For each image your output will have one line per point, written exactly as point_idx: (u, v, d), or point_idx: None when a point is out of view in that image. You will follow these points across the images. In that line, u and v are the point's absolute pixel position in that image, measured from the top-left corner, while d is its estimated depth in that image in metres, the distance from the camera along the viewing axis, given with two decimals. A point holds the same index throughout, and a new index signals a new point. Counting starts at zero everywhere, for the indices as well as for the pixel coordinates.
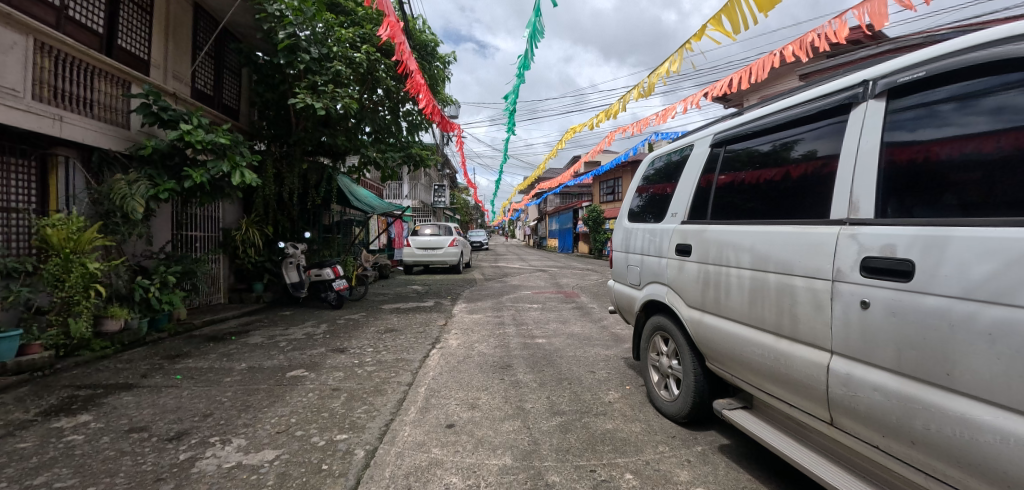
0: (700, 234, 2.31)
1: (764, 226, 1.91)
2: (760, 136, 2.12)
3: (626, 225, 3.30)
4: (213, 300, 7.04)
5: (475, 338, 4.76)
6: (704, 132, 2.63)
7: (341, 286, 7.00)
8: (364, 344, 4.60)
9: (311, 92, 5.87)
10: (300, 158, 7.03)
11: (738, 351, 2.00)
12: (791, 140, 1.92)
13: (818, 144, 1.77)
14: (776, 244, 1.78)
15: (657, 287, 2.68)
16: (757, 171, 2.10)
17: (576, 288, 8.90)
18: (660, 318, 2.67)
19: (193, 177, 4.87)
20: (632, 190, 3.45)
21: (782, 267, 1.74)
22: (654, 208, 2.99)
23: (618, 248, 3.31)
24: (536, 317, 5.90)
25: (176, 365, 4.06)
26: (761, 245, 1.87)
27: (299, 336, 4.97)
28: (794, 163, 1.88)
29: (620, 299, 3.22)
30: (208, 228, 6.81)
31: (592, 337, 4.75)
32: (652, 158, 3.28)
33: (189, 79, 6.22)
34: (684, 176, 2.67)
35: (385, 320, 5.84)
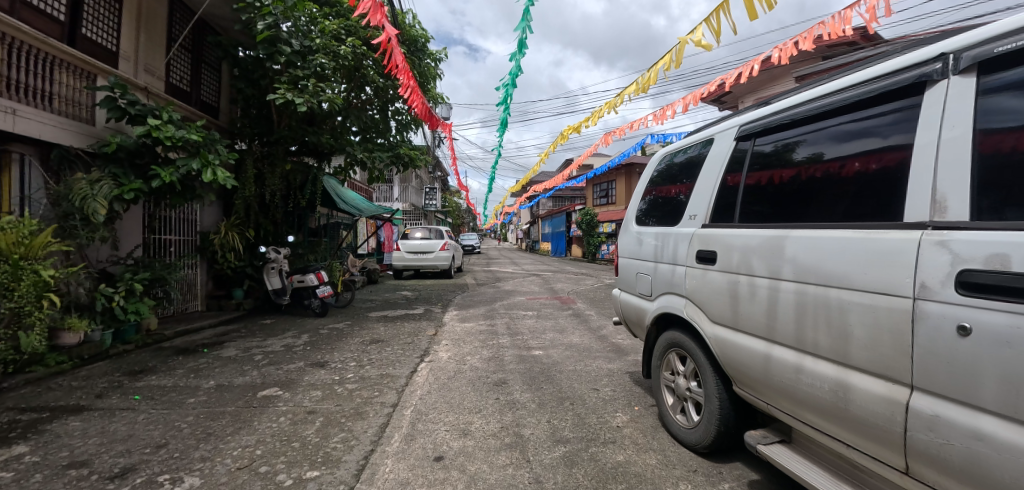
0: (728, 240, 2.03)
1: (812, 231, 1.63)
2: (797, 126, 1.85)
3: (635, 228, 3.01)
4: (189, 308, 6.63)
5: (467, 349, 4.43)
6: (725, 124, 2.36)
7: (325, 293, 6.64)
8: (346, 357, 4.25)
9: (292, 87, 5.52)
10: (283, 158, 6.68)
11: (778, 377, 1.72)
12: (838, 129, 1.65)
13: (822, 147, 1.72)
14: (831, 252, 1.50)
15: (671, 300, 2.40)
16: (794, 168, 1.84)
17: (572, 293, 8.59)
18: (676, 335, 2.39)
19: (162, 176, 4.50)
20: (640, 191, 3.16)
21: (838, 280, 1.47)
22: (666, 211, 2.70)
23: (625, 254, 3.04)
24: (531, 325, 5.58)
25: (137, 383, 3.67)
26: (806, 254, 1.61)
27: (277, 349, 4.60)
28: (799, 165, 1.81)
29: (627, 311, 2.93)
30: (183, 231, 6.41)
31: (592, 348, 4.45)
32: (663, 155, 3.00)
33: (163, 73, 5.83)
34: (701, 175, 2.40)
35: (371, 330, 5.48)
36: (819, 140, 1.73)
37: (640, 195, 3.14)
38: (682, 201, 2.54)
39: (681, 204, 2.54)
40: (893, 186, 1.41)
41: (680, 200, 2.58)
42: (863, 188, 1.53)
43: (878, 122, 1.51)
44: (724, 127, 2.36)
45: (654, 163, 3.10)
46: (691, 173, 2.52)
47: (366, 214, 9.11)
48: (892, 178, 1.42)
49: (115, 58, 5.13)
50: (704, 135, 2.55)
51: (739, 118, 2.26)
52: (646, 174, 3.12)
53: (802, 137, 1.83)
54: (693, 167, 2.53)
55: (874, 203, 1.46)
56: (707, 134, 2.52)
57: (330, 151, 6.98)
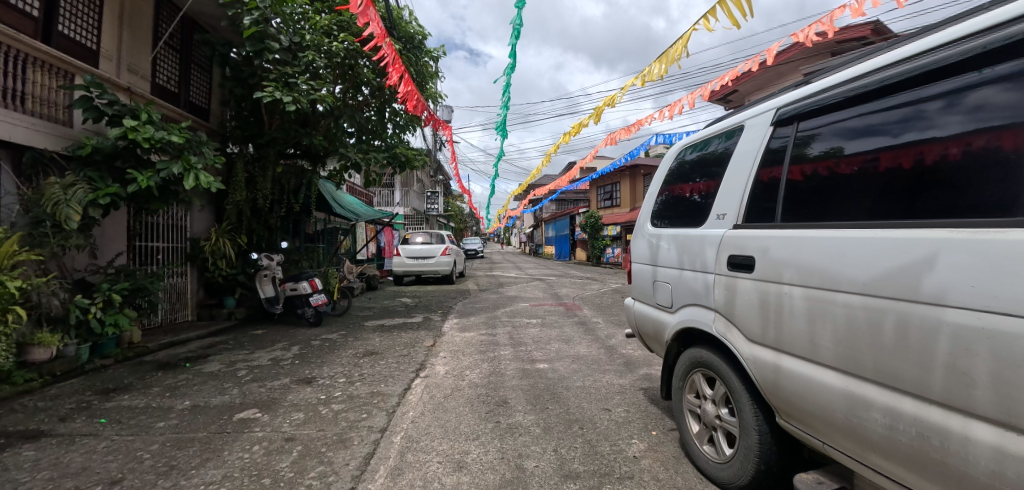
0: (767, 244, 1.70)
1: (873, 232, 1.33)
2: (847, 109, 1.56)
3: (650, 230, 2.69)
4: (178, 318, 6.35)
5: (467, 362, 4.11)
6: (758, 110, 2.03)
7: (320, 301, 6.31)
8: (335, 372, 3.94)
9: (281, 84, 5.27)
10: (274, 161, 6.44)
11: (844, 413, 1.38)
12: (900, 111, 1.36)
13: (840, 141, 1.56)
14: (910, 260, 1.18)
15: (698, 314, 2.08)
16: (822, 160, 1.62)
17: (577, 299, 8.24)
18: (705, 354, 2.06)
19: (138, 180, 4.24)
20: (655, 189, 2.82)
21: (920, 292, 1.14)
22: (687, 211, 2.38)
23: (640, 260, 2.72)
24: (535, 334, 5.25)
25: (106, 404, 3.37)
26: (875, 262, 1.28)
27: (263, 363, 4.30)
28: (817, 161, 1.64)
29: (643, 325, 2.60)
30: (171, 238, 6.15)
31: (601, 361, 4.12)
32: (682, 148, 2.67)
33: (148, 73, 5.60)
34: (728, 171, 2.08)
35: (365, 341, 5.17)
36: (858, 130, 1.49)
37: (655, 194, 2.81)
38: (709, 199, 2.20)
39: (706, 204, 2.20)
40: (974, 179, 1.14)
41: (697, 200, 2.32)
42: (895, 182, 1.36)
43: (899, 115, 1.37)
44: (757, 113, 2.02)
45: (669, 156, 2.76)
46: (718, 168, 2.18)
47: (363, 218, 8.85)
48: (958, 170, 1.19)
49: (95, 57, 4.90)
50: (730, 123, 2.21)
51: (777, 99, 1.92)
52: (661, 172, 2.79)
53: (817, 130, 1.66)
54: (721, 160, 2.19)
55: (915, 199, 1.29)
56: (734, 123, 2.20)
57: (324, 153, 6.73)
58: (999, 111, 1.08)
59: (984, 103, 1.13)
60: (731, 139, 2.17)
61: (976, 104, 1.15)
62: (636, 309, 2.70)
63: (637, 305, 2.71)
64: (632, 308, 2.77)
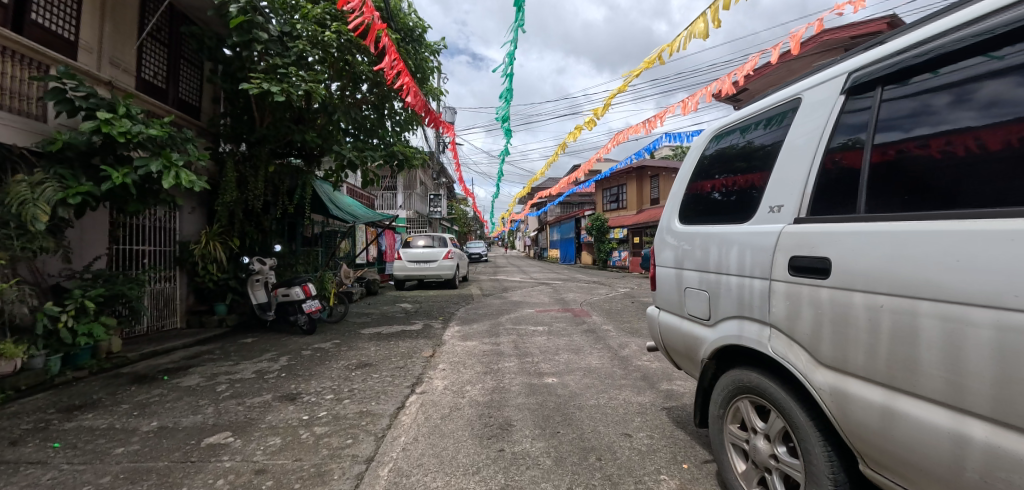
0: (834, 242, 1.35)
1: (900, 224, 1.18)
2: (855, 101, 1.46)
3: (677, 227, 2.29)
4: (165, 325, 6.02)
5: (468, 376, 3.73)
6: (812, 84, 1.67)
7: (313, 308, 5.93)
8: (323, 387, 3.58)
9: (270, 76, 4.96)
10: (266, 160, 6.13)
11: (980, 476, 0.97)
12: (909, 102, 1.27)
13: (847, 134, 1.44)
14: None
15: (746, 331, 1.69)
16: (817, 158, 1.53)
17: (586, 305, 7.82)
18: (759, 380, 1.66)
19: (114, 177, 3.92)
20: (682, 181, 2.41)
21: None
22: (719, 208, 2.02)
23: (666, 264, 2.32)
24: (542, 344, 4.87)
25: (66, 425, 3.02)
26: (996, 263, 0.93)
27: (246, 376, 3.96)
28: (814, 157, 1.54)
29: (672, 341, 2.21)
30: (158, 241, 5.85)
31: (615, 375, 3.73)
32: (714, 133, 2.28)
33: (134, 68, 5.37)
34: (780, 157, 1.69)
35: (360, 351, 4.81)
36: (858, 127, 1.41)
37: (682, 186, 2.40)
38: (745, 196, 1.86)
39: (753, 198, 1.79)
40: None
41: (717, 198, 2.06)
42: (938, 176, 1.18)
43: (907, 109, 1.27)
44: (815, 87, 1.65)
45: (698, 144, 2.38)
46: (750, 161, 1.89)
47: (362, 220, 8.54)
48: (1008, 159, 1.02)
49: (74, 49, 4.63)
50: (780, 100, 1.83)
51: (840, 66, 1.56)
52: (686, 167, 2.40)
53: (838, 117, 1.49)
54: (758, 150, 1.87)
55: (951, 195, 1.13)
56: (772, 106, 1.88)
57: (318, 153, 6.41)
58: (1016, 106, 1.00)
59: (997, 99, 1.05)
60: (772, 127, 1.83)
61: (990, 100, 1.07)
62: (664, 322, 2.29)
63: (664, 317, 2.30)
64: (657, 320, 2.37)
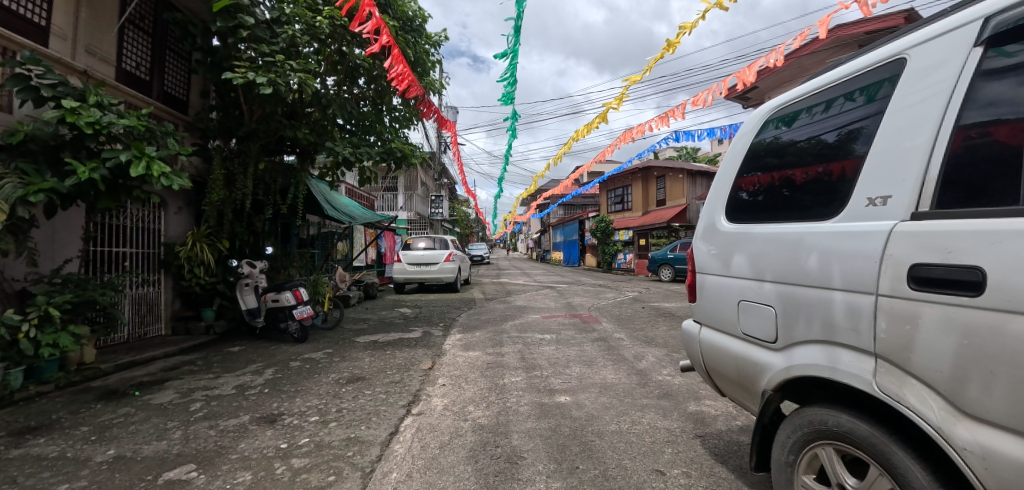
0: (984, 248, 0.94)
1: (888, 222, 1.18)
2: (846, 112, 1.48)
3: (722, 228, 1.90)
4: (145, 333, 5.63)
5: (470, 394, 3.33)
6: (856, 72, 1.50)
7: (305, 314, 5.51)
8: (309, 405, 3.21)
9: (254, 65, 4.59)
10: (256, 156, 5.74)
11: None
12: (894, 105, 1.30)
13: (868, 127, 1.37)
14: None
15: (836, 360, 1.28)
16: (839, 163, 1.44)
17: (594, 310, 7.40)
18: (854, 425, 1.25)
19: (79, 172, 3.56)
20: (725, 175, 2.01)
21: None
22: (780, 205, 1.65)
23: (711, 272, 1.91)
24: (549, 354, 4.48)
25: (11, 452, 2.64)
26: None
27: (225, 392, 3.59)
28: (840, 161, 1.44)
29: (720, 365, 1.81)
30: (140, 242, 5.51)
31: (634, 392, 3.34)
32: (763, 117, 1.89)
33: (113, 57, 5.07)
34: (878, 136, 1.31)
35: (353, 362, 4.43)
36: (862, 133, 1.39)
37: (727, 180, 1.98)
38: (772, 196, 1.70)
39: (840, 190, 1.40)
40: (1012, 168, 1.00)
41: (743, 198, 1.86)
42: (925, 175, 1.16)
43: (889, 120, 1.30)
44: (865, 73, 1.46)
45: (742, 132, 1.99)
46: (783, 157, 1.69)
47: (359, 220, 8.19)
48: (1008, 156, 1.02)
49: (45, 34, 4.29)
50: (875, 63, 1.43)
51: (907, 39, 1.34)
52: (732, 156, 1.98)
53: (864, 121, 1.39)
54: (789, 146, 1.68)
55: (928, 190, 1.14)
56: (799, 98, 1.71)
57: (310, 150, 5.99)
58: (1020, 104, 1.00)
59: (996, 100, 1.06)
60: (797, 123, 1.67)
61: (988, 100, 1.08)
62: (708, 341, 1.89)
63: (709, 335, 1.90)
64: (699, 338, 1.97)
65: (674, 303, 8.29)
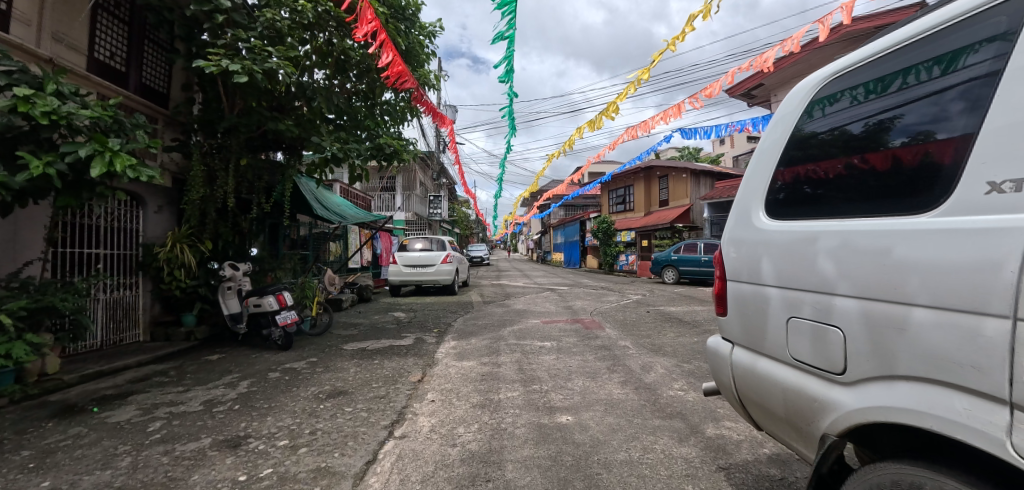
0: None
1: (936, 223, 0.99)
2: (873, 102, 1.31)
3: (761, 226, 1.57)
4: (120, 339, 5.29)
5: (461, 413, 2.99)
6: (867, 59, 1.36)
7: (288, 320, 5.17)
8: (281, 426, 2.87)
9: (230, 51, 4.27)
10: (238, 151, 5.40)
11: None
12: (937, 94, 1.12)
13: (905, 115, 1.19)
14: None
15: (946, 406, 0.93)
16: (878, 155, 1.25)
17: (596, 315, 7.04)
18: None
19: (31, 167, 3.21)
20: (762, 163, 1.68)
21: None
22: (835, 198, 1.34)
23: (749, 280, 1.57)
24: (550, 365, 4.14)
25: None
26: None
27: (192, 409, 3.25)
28: (890, 151, 1.21)
29: (764, 395, 1.46)
30: (115, 243, 5.21)
31: (643, 410, 3.00)
32: (817, 87, 1.54)
33: (84, 46, 4.76)
34: (992, 106, 0.97)
35: (337, 373, 4.09)
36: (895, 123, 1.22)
37: (765, 168, 1.65)
38: (797, 192, 1.49)
39: (941, 176, 1.06)
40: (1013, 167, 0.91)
41: (784, 193, 1.54)
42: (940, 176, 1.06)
43: (928, 113, 1.13)
44: (876, 61, 1.33)
45: (778, 116, 1.67)
46: (808, 150, 1.49)
47: (351, 220, 7.89)
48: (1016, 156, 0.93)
49: (7, 19, 3.97)
50: (963, 15, 1.11)
51: (928, 19, 1.19)
52: (774, 139, 1.64)
53: (897, 111, 1.22)
54: (812, 139, 1.48)
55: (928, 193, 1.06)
56: (827, 81, 1.50)
57: (296, 144, 5.66)
58: None
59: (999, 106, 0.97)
60: (831, 108, 1.44)
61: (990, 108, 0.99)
62: (746, 365, 1.54)
63: (748, 358, 1.55)
64: (734, 360, 1.62)
65: (681, 308, 7.93)
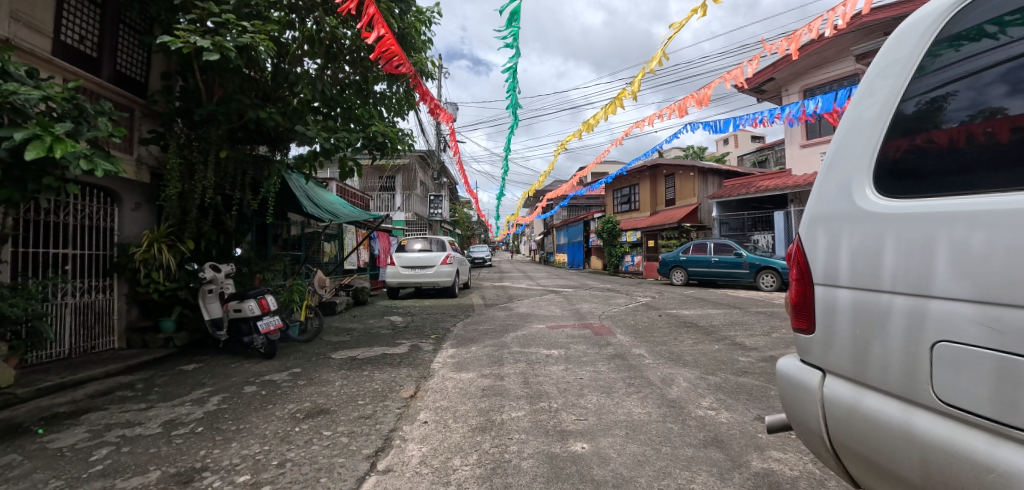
0: None
1: None
2: (918, 79, 1.12)
3: (867, 207, 1.13)
4: (90, 347, 4.87)
5: (457, 440, 2.54)
6: (958, 7, 1.08)
7: (271, 327, 4.73)
8: (245, 455, 2.44)
9: (200, 28, 3.86)
10: (218, 143, 4.99)
11: None
12: (981, 73, 0.98)
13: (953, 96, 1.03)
14: None
15: None
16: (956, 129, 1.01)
17: (605, 319, 6.58)
18: None
19: None
20: (853, 129, 1.26)
21: None
22: (987, 168, 0.93)
23: (854, 284, 1.14)
24: (558, 377, 3.71)
25: None
26: None
27: (151, 431, 2.84)
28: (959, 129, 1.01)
29: (892, 450, 1.02)
30: (86, 243, 4.82)
31: (672, 436, 2.55)
32: (936, 24, 1.13)
33: (49, 27, 4.38)
34: None
35: (320, 386, 3.66)
36: (944, 104, 1.05)
37: (857, 136, 1.25)
38: (920, 164, 1.07)
39: None
40: None
41: (895, 166, 1.13)
42: None
43: (968, 99, 1.00)
44: (953, 18, 1.09)
45: (878, 68, 1.26)
46: (882, 123, 1.18)
47: (345, 219, 7.47)
48: None
49: None
50: None
51: None
52: (871, 98, 1.24)
53: (948, 88, 1.05)
54: (872, 116, 1.21)
55: None
56: (924, 28, 1.15)
57: (284, 137, 5.29)
58: None
59: None
60: (892, 79, 1.19)
61: None
62: (856, 403, 1.11)
63: (859, 392, 1.12)
64: (831, 393, 1.19)
65: (694, 311, 7.46)
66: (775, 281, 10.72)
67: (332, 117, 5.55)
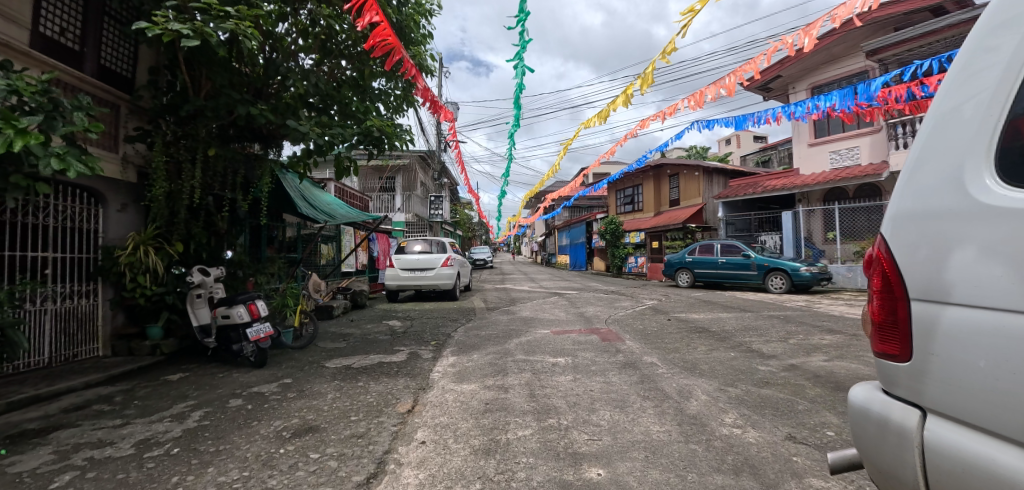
0: None
1: None
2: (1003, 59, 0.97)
3: (985, 200, 0.89)
4: (71, 355, 4.63)
5: (459, 464, 2.28)
6: None
7: (260, 334, 4.49)
8: (221, 482, 2.18)
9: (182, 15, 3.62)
10: (206, 141, 4.76)
11: None
12: None
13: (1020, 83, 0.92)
14: None
15: None
16: None
17: (612, 324, 6.32)
18: None
19: None
20: (951, 116, 1.04)
21: None
22: None
23: (971, 300, 0.88)
24: (566, 388, 3.45)
25: None
26: None
27: (122, 453, 2.58)
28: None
29: None
30: (69, 245, 4.58)
31: (698, 461, 2.28)
32: None
33: (27, 18, 4.15)
34: None
35: (310, 400, 3.40)
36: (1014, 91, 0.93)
37: (954, 124, 1.03)
38: None
39: None
40: None
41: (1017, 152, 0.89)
42: None
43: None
44: None
45: (977, 44, 1.05)
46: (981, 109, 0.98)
47: (342, 221, 7.24)
48: None
49: None
50: None
51: None
52: (973, 78, 1.02)
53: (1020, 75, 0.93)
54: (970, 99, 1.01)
55: None
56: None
57: (276, 134, 5.06)
58: None
59: None
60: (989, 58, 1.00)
61: None
62: (978, 455, 0.84)
63: (983, 442, 0.84)
64: (936, 440, 0.92)
65: (704, 315, 7.19)
66: (785, 283, 10.44)
67: (330, 113, 5.31)
